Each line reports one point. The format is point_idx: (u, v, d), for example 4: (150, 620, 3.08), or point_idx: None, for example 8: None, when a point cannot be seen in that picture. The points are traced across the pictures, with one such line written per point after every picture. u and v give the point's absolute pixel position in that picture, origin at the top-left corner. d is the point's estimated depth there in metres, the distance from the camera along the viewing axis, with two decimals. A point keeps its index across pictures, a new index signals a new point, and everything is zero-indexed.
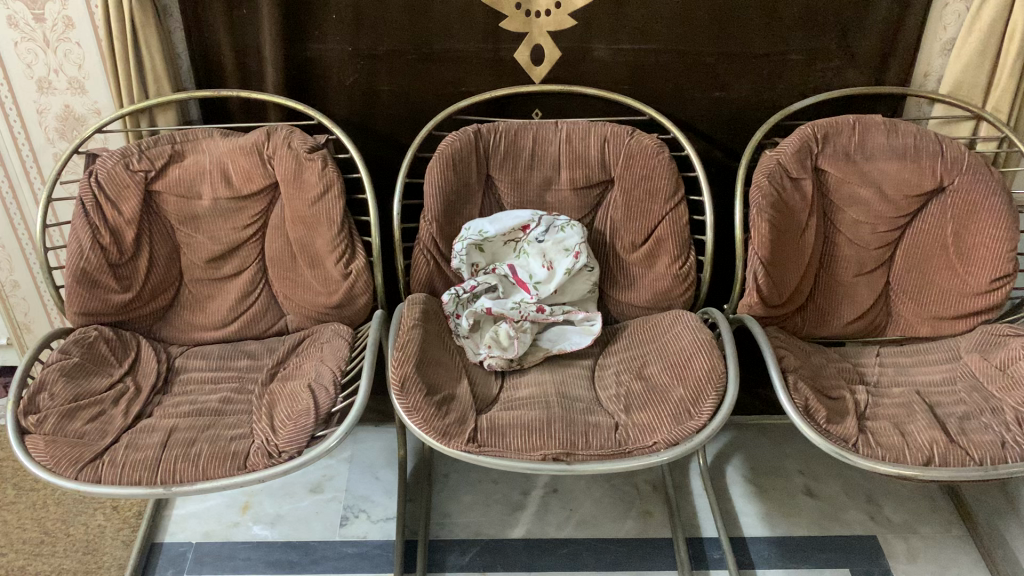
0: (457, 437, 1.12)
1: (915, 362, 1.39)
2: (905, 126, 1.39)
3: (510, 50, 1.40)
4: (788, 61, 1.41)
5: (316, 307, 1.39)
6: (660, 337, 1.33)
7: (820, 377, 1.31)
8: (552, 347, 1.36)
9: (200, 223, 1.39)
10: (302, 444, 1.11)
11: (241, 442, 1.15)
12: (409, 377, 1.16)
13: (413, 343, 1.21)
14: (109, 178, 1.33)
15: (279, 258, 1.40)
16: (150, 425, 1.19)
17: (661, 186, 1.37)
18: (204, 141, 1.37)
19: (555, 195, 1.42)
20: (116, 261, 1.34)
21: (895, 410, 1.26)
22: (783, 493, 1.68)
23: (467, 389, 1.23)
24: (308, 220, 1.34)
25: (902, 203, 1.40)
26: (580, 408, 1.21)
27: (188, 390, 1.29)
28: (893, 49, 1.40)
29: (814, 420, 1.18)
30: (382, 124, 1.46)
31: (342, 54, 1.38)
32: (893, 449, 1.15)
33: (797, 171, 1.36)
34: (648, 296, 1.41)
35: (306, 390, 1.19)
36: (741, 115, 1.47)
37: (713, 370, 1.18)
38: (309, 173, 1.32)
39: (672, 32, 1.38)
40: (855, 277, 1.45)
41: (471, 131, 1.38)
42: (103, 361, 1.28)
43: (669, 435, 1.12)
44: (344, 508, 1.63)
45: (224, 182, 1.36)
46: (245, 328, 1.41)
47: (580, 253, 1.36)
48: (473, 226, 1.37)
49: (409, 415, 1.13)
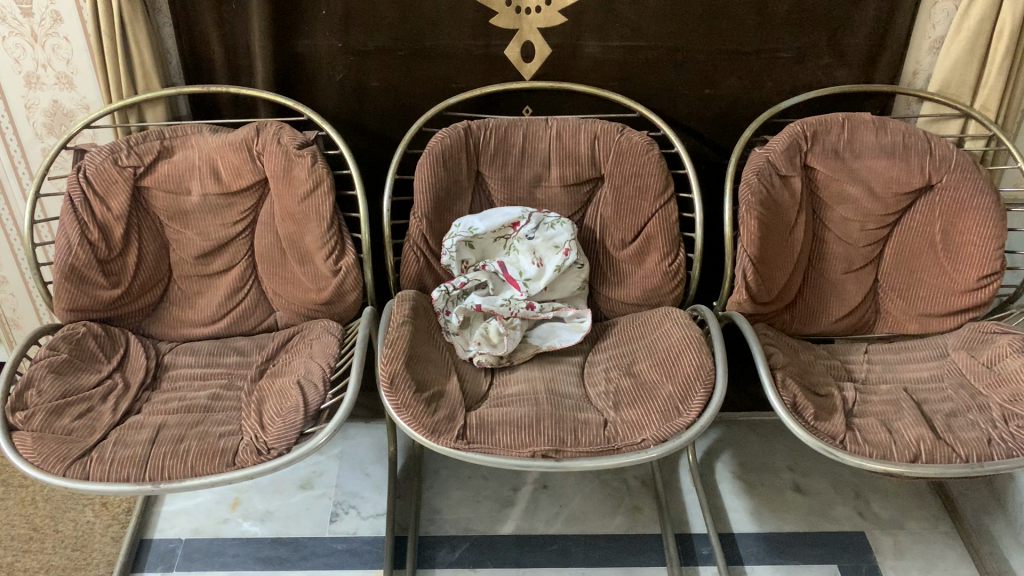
0: (447, 434, 1.13)
1: (903, 360, 1.39)
2: (894, 124, 1.39)
3: (501, 47, 1.39)
4: (778, 60, 1.41)
5: (305, 303, 1.38)
6: (650, 334, 1.33)
7: (808, 374, 1.31)
8: (541, 343, 1.35)
9: (189, 219, 1.38)
10: (291, 441, 1.12)
11: (230, 439, 1.15)
12: (398, 374, 1.16)
13: (402, 340, 1.21)
14: (98, 174, 1.32)
15: (268, 254, 1.39)
16: (138, 421, 1.19)
17: (650, 184, 1.37)
18: (192, 137, 1.36)
19: (545, 191, 1.42)
20: (104, 257, 1.33)
21: (883, 408, 1.26)
22: (772, 489, 1.69)
23: (456, 385, 1.23)
24: (297, 217, 1.33)
25: (890, 201, 1.41)
26: (570, 404, 1.22)
27: (177, 386, 1.29)
28: (882, 48, 1.40)
29: (802, 417, 1.18)
30: (371, 120, 1.46)
31: (332, 50, 1.38)
32: (880, 446, 1.16)
33: (786, 169, 1.36)
34: (638, 292, 1.41)
35: (295, 388, 1.19)
36: (731, 112, 1.47)
37: (702, 367, 1.19)
38: (299, 169, 1.31)
39: (662, 29, 1.38)
40: (844, 274, 1.45)
41: (461, 128, 1.38)
42: (92, 357, 1.28)
43: (658, 432, 1.13)
44: (335, 504, 1.63)
45: (213, 178, 1.35)
46: (234, 324, 1.41)
47: (570, 250, 1.36)
48: (463, 224, 1.37)
49: (399, 411, 1.13)
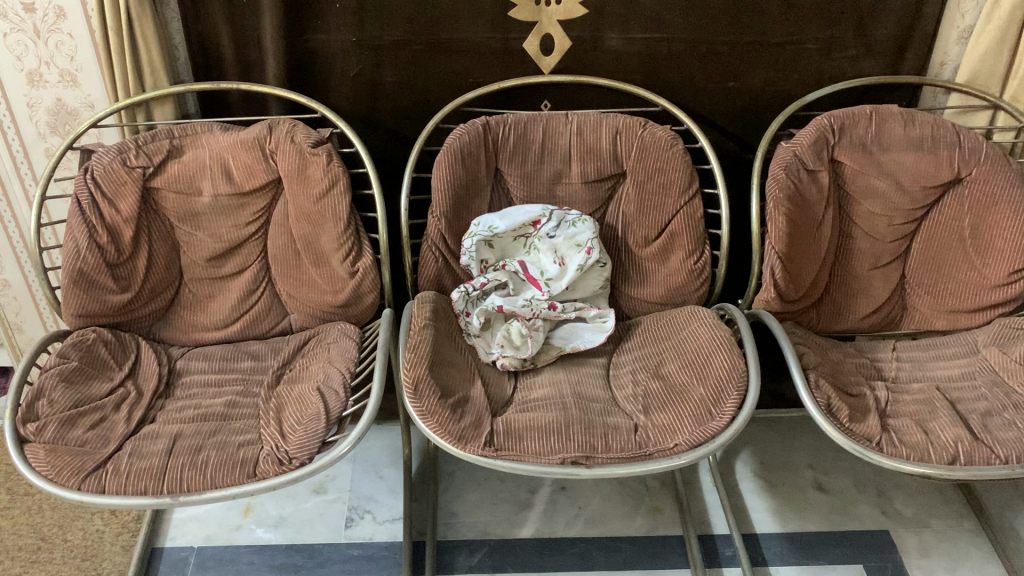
0: (474, 441, 1.10)
1: (932, 357, 1.36)
2: (922, 116, 1.36)
3: (520, 40, 1.35)
4: (804, 51, 1.37)
5: (321, 306, 1.34)
6: (677, 334, 1.29)
7: (840, 374, 1.28)
8: (564, 345, 1.32)
9: (200, 220, 1.33)
10: (313, 450, 1.09)
11: (250, 449, 1.12)
12: (422, 379, 1.13)
13: (425, 344, 1.18)
14: (106, 175, 1.27)
15: (282, 256, 1.35)
16: (153, 431, 1.16)
17: (675, 180, 1.33)
18: (203, 136, 1.31)
19: (565, 188, 1.38)
20: (114, 261, 1.28)
21: (916, 408, 1.24)
22: (794, 488, 1.66)
23: (480, 390, 1.20)
24: (313, 218, 1.29)
25: (919, 195, 1.38)
26: (598, 408, 1.18)
27: (192, 393, 1.25)
28: (910, 38, 1.37)
29: (836, 419, 1.16)
30: (386, 116, 1.41)
31: (346, 44, 1.33)
32: (917, 448, 1.14)
33: (814, 163, 1.33)
34: (662, 291, 1.38)
35: (315, 394, 1.16)
36: (755, 106, 1.43)
37: (734, 369, 1.16)
38: (314, 168, 1.28)
39: (686, 20, 1.33)
40: (871, 270, 1.42)
41: (480, 123, 1.34)
42: (103, 365, 1.24)
43: (690, 437, 1.10)
44: (349, 509, 1.59)
45: (225, 179, 1.31)
46: (248, 328, 1.37)
47: (592, 249, 1.33)
48: (483, 222, 1.34)
49: (424, 418, 1.10)
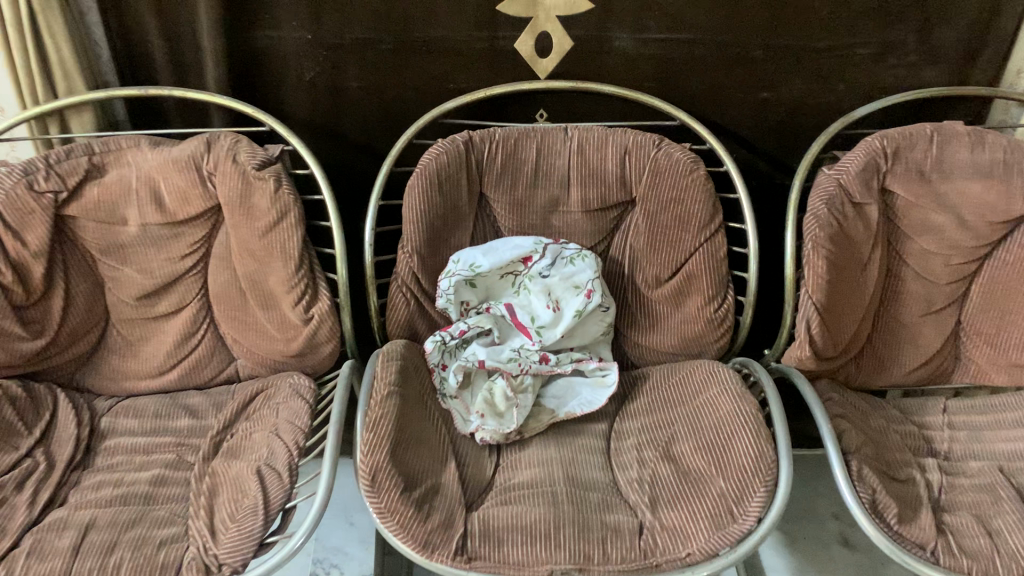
0: (442, 549, 0.90)
1: (991, 425, 1.16)
2: (994, 137, 1.12)
3: (511, 39, 1.12)
4: (855, 57, 1.14)
5: (272, 354, 1.14)
6: (692, 401, 1.09)
7: (884, 452, 1.08)
8: (558, 407, 1.12)
9: (126, 253, 1.12)
10: (248, 555, 0.89)
11: (173, 549, 0.93)
12: (381, 467, 0.92)
13: (387, 419, 0.96)
14: (9, 201, 1.04)
15: (225, 295, 1.14)
16: (61, 519, 0.96)
17: (693, 212, 1.12)
18: (128, 151, 1.10)
19: (563, 217, 1.16)
20: (21, 303, 1.07)
21: (977, 497, 1.03)
22: (817, 543, 1.47)
23: (455, 475, 1.00)
24: (258, 254, 1.08)
25: (983, 231, 1.15)
26: (596, 501, 0.98)
27: (115, 464, 1.06)
28: (982, 45, 1.13)
29: (883, 521, 0.95)
30: (352, 126, 1.19)
31: (300, 43, 1.11)
32: (982, 560, 0.93)
33: (861, 195, 1.11)
34: (675, 340, 1.17)
35: (254, 478, 0.96)
36: (791, 120, 1.20)
37: (761, 458, 0.95)
38: (258, 196, 1.06)
39: (713, 18, 1.10)
40: (922, 317, 1.20)
41: (461, 140, 1.12)
42: (6, 430, 1.04)
43: (705, 547, 0.89)
44: (313, 562, 1.41)
45: (154, 205, 1.10)
46: (187, 377, 1.17)
47: (594, 292, 1.11)
48: (463, 258, 1.12)
49: (382, 518, 0.90)
